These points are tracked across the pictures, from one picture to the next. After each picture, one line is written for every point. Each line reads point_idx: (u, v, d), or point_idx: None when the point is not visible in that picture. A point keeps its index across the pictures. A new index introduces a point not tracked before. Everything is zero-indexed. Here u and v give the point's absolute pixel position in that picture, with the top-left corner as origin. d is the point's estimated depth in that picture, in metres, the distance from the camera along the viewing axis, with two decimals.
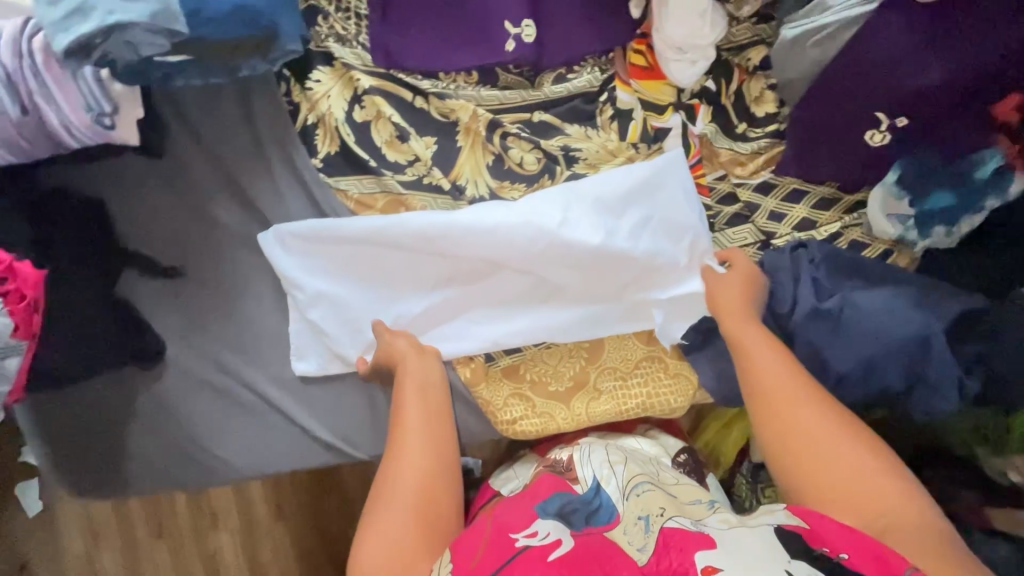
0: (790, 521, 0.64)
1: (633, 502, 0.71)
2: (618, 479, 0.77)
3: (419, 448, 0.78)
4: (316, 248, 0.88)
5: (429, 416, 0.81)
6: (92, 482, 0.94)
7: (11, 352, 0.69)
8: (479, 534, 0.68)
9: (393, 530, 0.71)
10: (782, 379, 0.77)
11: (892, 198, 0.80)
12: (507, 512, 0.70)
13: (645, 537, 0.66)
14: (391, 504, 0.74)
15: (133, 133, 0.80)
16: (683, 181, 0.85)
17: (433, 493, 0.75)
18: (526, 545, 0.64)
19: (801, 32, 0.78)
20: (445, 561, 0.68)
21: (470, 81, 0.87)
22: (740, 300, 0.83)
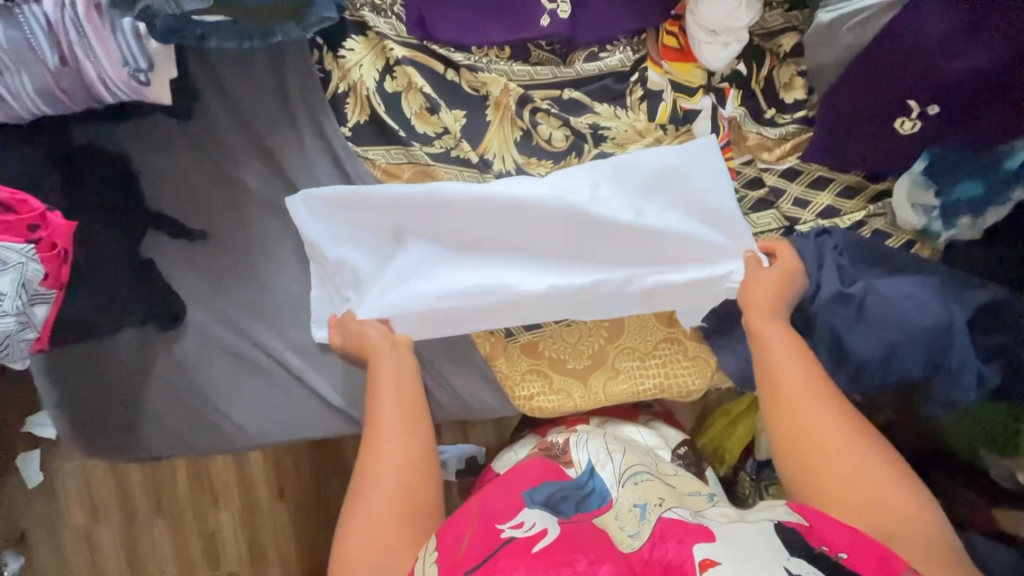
0: (791, 518, 0.60)
1: (631, 489, 0.72)
2: (615, 466, 0.77)
3: (396, 437, 0.75)
4: (344, 213, 0.88)
5: (408, 404, 0.78)
6: (106, 441, 0.94)
7: (39, 301, 0.68)
8: (464, 523, 0.64)
9: (375, 524, 0.69)
10: (786, 381, 0.75)
11: (918, 188, 0.81)
12: (491, 500, 0.67)
13: (638, 523, 0.65)
14: (376, 496, 0.71)
15: (166, 93, 0.79)
16: (714, 164, 0.86)
17: (416, 484, 0.72)
18: (511, 536, 0.60)
19: (836, 16, 0.78)
20: (430, 550, 0.63)
21: (502, 56, 0.88)
22: (772, 298, 0.81)
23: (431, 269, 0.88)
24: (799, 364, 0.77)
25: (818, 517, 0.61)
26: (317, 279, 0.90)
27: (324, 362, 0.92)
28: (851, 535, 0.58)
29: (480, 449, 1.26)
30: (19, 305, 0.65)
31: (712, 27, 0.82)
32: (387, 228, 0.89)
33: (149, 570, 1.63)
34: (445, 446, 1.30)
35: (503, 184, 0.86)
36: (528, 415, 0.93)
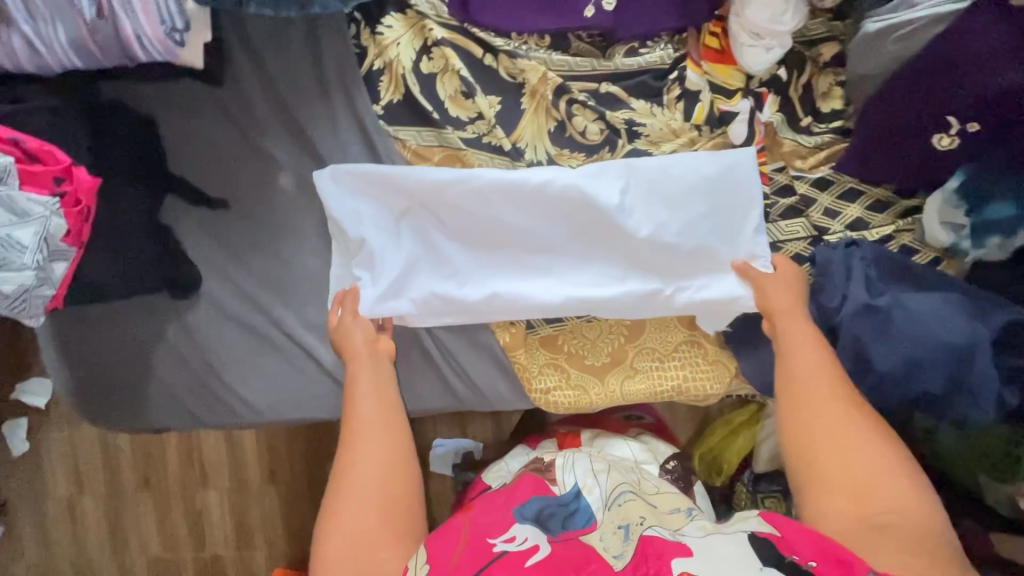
0: (763, 528, 0.57)
1: (615, 512, 0.65)
2: (602, 489, 0.69)
3: (375, 437, 0.75)
4: (372, 192, 0.86)
5: (388, 406, 0.79)
6: (109, 407, 0.93)
7: (58, 257, 0.66)
8: (455, 535, 0.62)
9: (352, 525, 0.69)
10: (798, 382, 0.76)
11: (948, 207, 0.80)
12: (483, 515, 0.64)
13: (623, 545, 0.60)
14: (355, 495, 0.71)
15: (199, 56, 0.77)
16: (744, 176, 0.85)
17: (397, 483, 0.73)
18: (504, 550, 0.60)
19: (883, 26, 0.77)
20: (421, 562, 0.61)
21: (542, 45, 0.88)
22: (792, 302, 0.81)
23: (447, 266, 0.87)
24: (815, 364, 0.77)
25: (790, 528, 0.57)
26: (338, 258, 0.88)
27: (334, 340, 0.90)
28: (825, 548, 0.54)
29: (477, 444, 1.23)
30: (39, 260, 0.63)
31: (756, 30, 0.82)
32: (413, 215, 0.87)
33: (131, 546, 1.59)
34: (443, 438, 1.27)
35: (530, 172, 0.85)
36: (542, 409, 0.92)
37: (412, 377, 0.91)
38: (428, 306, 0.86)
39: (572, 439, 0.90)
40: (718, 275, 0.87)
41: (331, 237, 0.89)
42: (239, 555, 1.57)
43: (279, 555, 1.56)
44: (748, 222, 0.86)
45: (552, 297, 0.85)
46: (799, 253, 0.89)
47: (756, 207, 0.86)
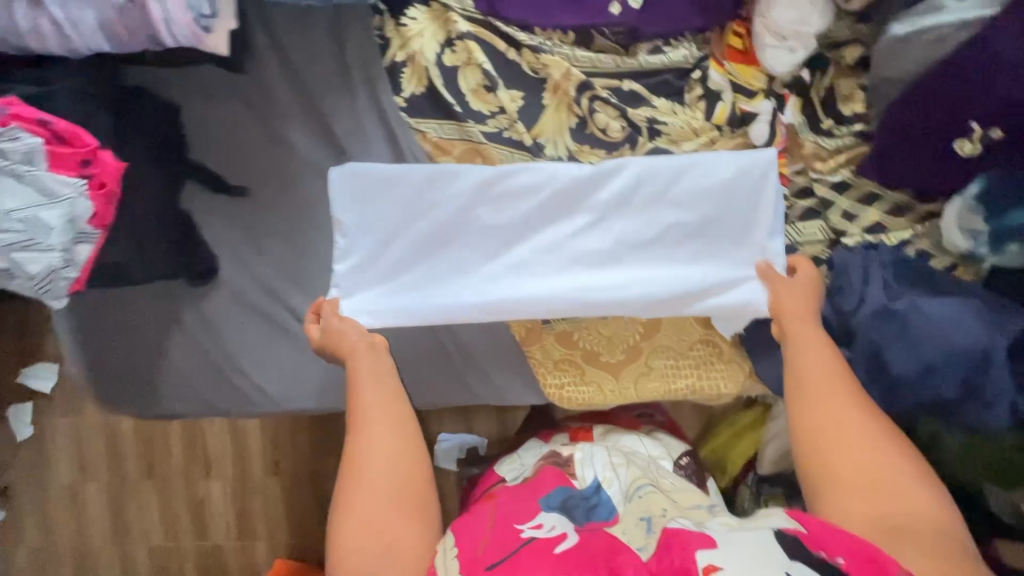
0: (789, 524, 0.57)
1: (635, 504, 0.67)
2: (621, 483, 0.73)
3: (378, 418, 0.72)
4: (388, 190, 0.85)
5: (391, 387, 0.75)
6: (122, 391, 0.93)
7: (82, 239, 0.66)
8: (484, 520, 0.64)
9: (361, 510, 0.66)
10: (813, 375, 0.73)
11: (967, 213, 0.80)
12: (510, 504, 0.66)
13: (646, 538, 0.60)
14: (361, 477, 0.68)
15: (225, 44, 0.76)
16: (764, 180, 0.85)
17: (403, 462, 0.69)
18: (532, 536, 0.59)
19: (911, 30, 0.77)
20: (449, 546, 0.62)
21: (565, 41, 0.88)
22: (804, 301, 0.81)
23: (454, 271, 0.87)
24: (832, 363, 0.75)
25: (817, 527, 0.57)
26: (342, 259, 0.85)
27: None
28: (852, 546, 0.54)
29: (482, 440, 1.23)
30: (65, 241, 0.64)
31: (781, 31, 0.82)
32: (424, 216, 0.86)
33: (133, 533, 1.59)
34: (447, 433, 1.26)
35: (553, 170, 0.86)
36: (557, 405, 0.93)
37: (428, 368, 0.92)
38: (433, 313, 0.86)
39: (585, 434, 0.88)
40: (735, 280, 0.86)
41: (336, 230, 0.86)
42: (240, 545, 1.56)
43: (279, 547, 1.55)
44: (767, 229, 0.86)
45: (565, 296, 0.85)
46: (816, 255, 0.90)
47: (777, 213, 0.85)
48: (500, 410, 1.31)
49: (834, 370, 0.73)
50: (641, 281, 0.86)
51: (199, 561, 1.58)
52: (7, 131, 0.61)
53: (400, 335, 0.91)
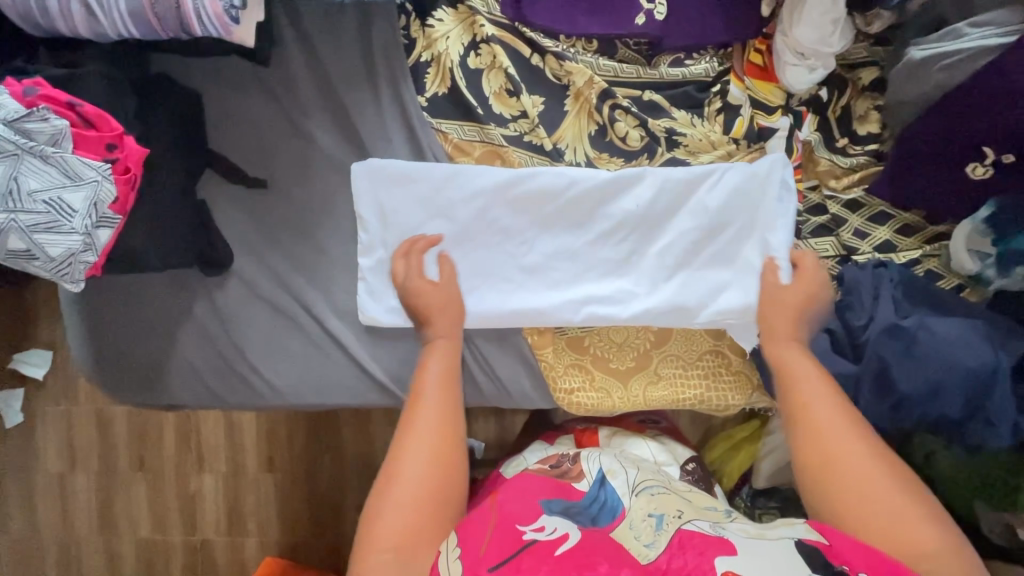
0: (812, 536, 0.59)
1: (644, 499, 0.66)
2: (629, 476, 0.70)
3: (425, 438, 0.71)
4: (409, 190, 0.86)
5: (448, 411, 0.74)
6: (128, 381, 0.92)
7: (104, 224, 0.65)
8: (484, 521, 0.62)
9: (393, 529, 0.64)
10: (812, 404, 0.72)
11: (976, 235, 0.81)
12: (511, 502, 0.64)
13: (655, 534, 0.61)
14: (399, 497, 0.66)
15: (252, 35, 0.77)
16: (766, 182, 0.86)
17: (442, 488, 0.68)
18: (534, 539, 0.59)
19: (931, 54, 0.78)
20: (452, 546, 0.62)
21: (589, 49, 0.89)
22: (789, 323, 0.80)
23: (469, 274, 0.87)
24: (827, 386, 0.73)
25: (835, 534, 0.60)
26: (362, 258, 0.88)
27: (361, 327, 0.90)
28: (869, 559, 0.58)
29: (478, 441, 1.22)
30: (88, 225, 0.63)
31: (802, 50, 0.83)
32: (441, 217, 0.87)
33: (121, 526, 1.56)
34: None
35: (574, 174, 0.86)
36: (565, 410, 0.92)
37: None
38: None
39: (590, 437, 0.91)
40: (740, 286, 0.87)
41: (358, 227, 0.88)
42: (230, 542, 1.53)
43: (270, 544, 1.52)
44: (770, 230, 0.86)
45: (576, 302, 0.87)
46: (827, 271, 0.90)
47: (785, 213, 0.86)
48: (500, 413, 1.30)
49: (828, 398, 0.71)
50: (649, 284, 0.88)
51: (187, 556, 1.55)
52: (36, 111, 0.60)
53: (409, 335, 0.90)
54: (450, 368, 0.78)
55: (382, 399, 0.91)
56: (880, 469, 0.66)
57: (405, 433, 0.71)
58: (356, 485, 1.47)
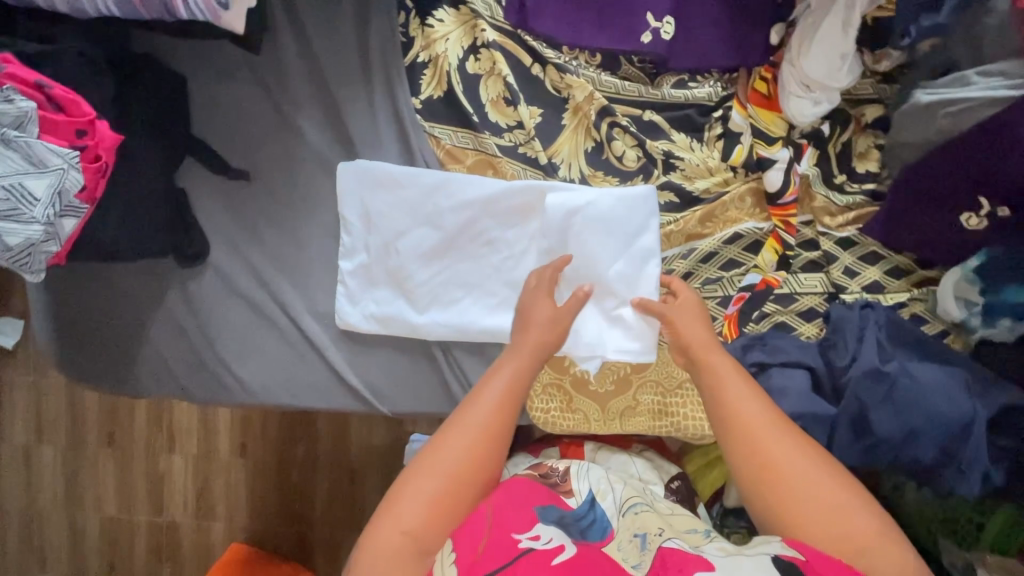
0: (789, 551, 0.56)
1: (630, 519, 0.69)
2: (615, 496, 0.73)
3: (477, 431, 0.66)
4: (395, 196, 0.84)
5: (508, 414, 0.68)
6: (95, 367, 0.89)
7: (69, 213, 0.62)
8: (480, 519, 0.60)
9: (417, 512, 0.61)
10: (744, 411, 0.67)
11: (965, 282, 0.80)
12: (507, 505, 0.62)
13: (640, 555, 0.62)
14: (429, 482, 0.63)
15: (242, 22, 0.73)
16: (625, 217, 0.83)
17: (474, 485, 0.64)
18: (529, 547, 0.57)
19: (936, 99, 0.76)
20: (447, 549, 0.58)
21: (591, 63, 0.87)
22: (702, 327, 0.75)
23: (449, 285, 0.85)
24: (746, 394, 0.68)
25: (814, 554, 0.56)
26: (343, 261, 0.86)
27: (336, 329, 0.87)
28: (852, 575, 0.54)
29: None
30: (50, 215, 0.60)
31: (807, 82, 0.81)
32: (426, 225, 0.85)
33: (86, 502, 1.53)
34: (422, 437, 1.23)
35: (562, 191, 0.83)
36: (541, 429, 0.92)
37: (410, 378, 0.88)
38: (423, 327, 0.85)
39: (576, 448, 0.89)
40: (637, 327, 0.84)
41: (343, 229, 0.86)
42: (197, 525, 1.51)
43: (237, 530, 1.49)
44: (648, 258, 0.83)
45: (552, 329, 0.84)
46: (814, 308, 0.89)
47: (653, 245, 0.83)
48: None
49: (758, 404, 0.67)
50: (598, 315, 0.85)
51: (152, 537, 1.52)
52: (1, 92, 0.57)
53: (384, 342, 0.88)
54: (521, 376, 0.71)
55: (355, 405, 0.88)
56: (814, 470, 0.63)
57: (461, 410, 0.68)
58: (328, 477, 1.44)
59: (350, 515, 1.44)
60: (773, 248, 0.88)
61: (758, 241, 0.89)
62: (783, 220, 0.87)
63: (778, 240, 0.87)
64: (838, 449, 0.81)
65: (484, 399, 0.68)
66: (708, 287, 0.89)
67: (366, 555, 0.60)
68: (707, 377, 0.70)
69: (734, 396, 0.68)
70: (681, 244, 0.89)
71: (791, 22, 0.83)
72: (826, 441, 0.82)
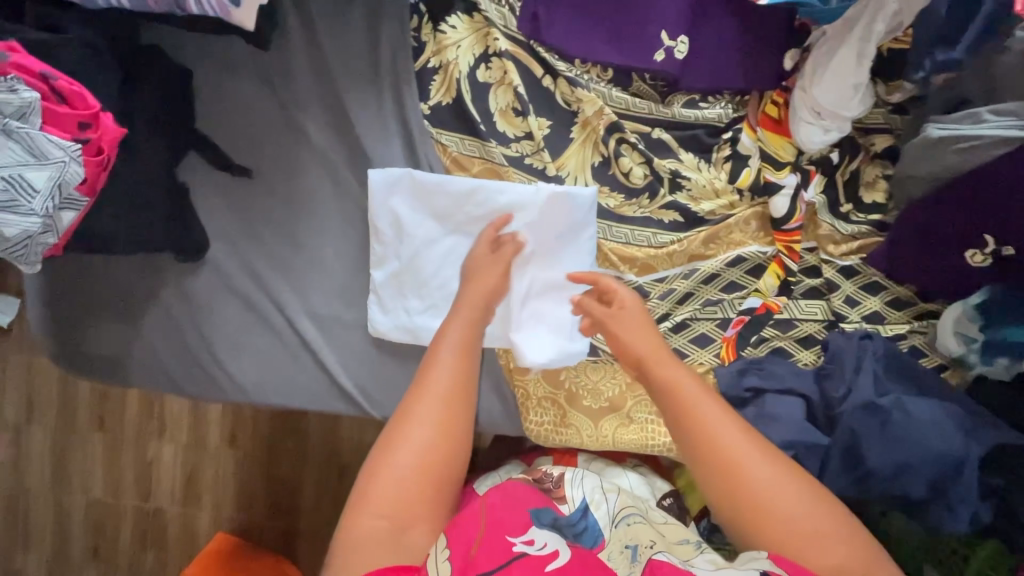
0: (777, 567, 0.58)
1: (622, 531, 0.71)
2: (610, 506, 0.76)
3: (434, 402, 0.68)
4: (426, 206, 0.84)
5: (465, 379, 0.71)
6: (89, 357, 0.88)
7: (68, 206, 0.62)
8: (475, 518, 0.59)
9: (390, 494, 0.63)
10: (701, 417, 0.67)
11: (965, 319, 0.80)
12: (503, 508, 0.61)
13: (630, 566, 0.64)
14: (396, 462, 0.65)
15: (253, 18, 0.72)
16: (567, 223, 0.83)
17: (443, 459, 0.66)
18: (523, 552, 0.56)
19: (949, 134, 0.75)
20: (440, 546, 0.59)
21: (603, 78, 0.86)
22: (642, 332, 0.76)
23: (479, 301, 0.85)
24: (710, 404, 0.68)
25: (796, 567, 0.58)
26: (375, 271, 0.85)
27: (332, 330, 0.87)
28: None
29: None
30: (49, 207, 0.59)
31: (819, 110, 0.80)
32: (456, 232, 0.84)
33: (73, 484, 1.53)
34: None
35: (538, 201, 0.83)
36: (534, 442, 0.91)
37: (404, 385, 0.87)
38: None
39: (569, 457, 0.91)
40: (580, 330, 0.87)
41: (371, 235, 0.85)
42: (183, 513, 1.50)
43: (223, 521, 1.49)
44: (584, 216, 0.83)
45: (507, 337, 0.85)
46: (813, 335, 0.89)
47: (590, 214, 0.84)
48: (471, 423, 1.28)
49: (716, 410, 0.68)
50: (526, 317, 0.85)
51: (138, 522, 1.52)
52: (4, 81, 0.57)
53: (380, 346, 0.87)
54: (469, 340, 0.74)
55: (347, 408, 0.88)
56: (788, 490, 0.64)
57: (416, 395, 0.68)
58: (317, 473, 1.44)
59: (336, 510, 1.43)
60: (775, 273, 0.88)
61: (760, 265, 0.89)
62: (787, 246, 0.87)
63: (780, 266, 0.88)
64: (827, 479, 0.81)
65: (435, 382, 0.69)
66: (707, 308, 0.89)
67: (347, 546, 0.62)
68: (671, 403, 0.69)
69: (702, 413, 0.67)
70: (683, 264, 0.89)
71: (806, 48, 0.83)
72: (817, 470, 0.82)
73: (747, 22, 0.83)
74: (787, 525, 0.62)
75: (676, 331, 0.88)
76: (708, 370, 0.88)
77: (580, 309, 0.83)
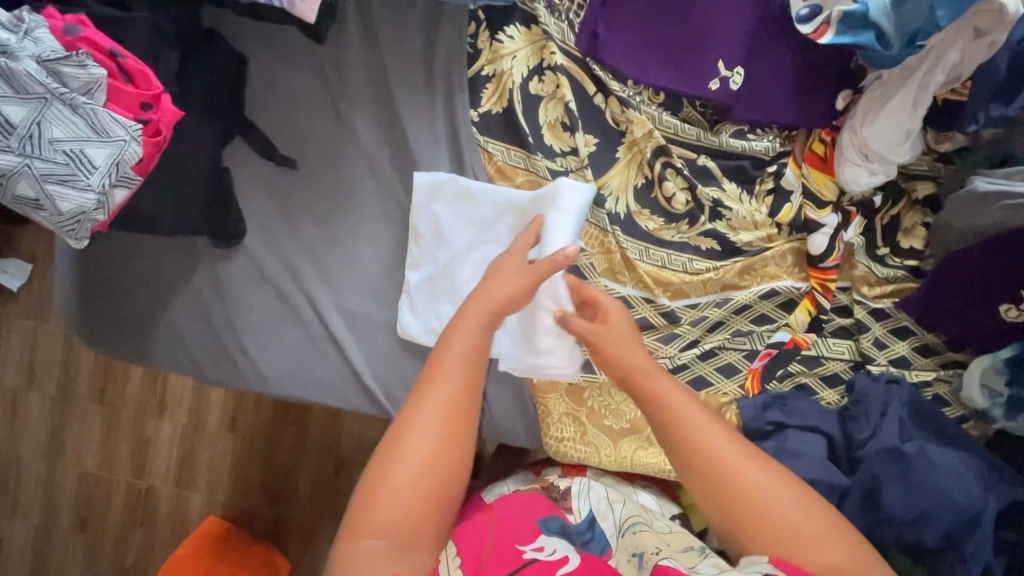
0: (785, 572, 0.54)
1: (628, 539, 0.73)
2: (616, 516, 0.77)
3: (435, 409, 0.65)
4: (468, 213, 0.83)
5: (470, 386, 0.67)
6: (110, 332, 0.88)
7: (122, 183, 0.63)
8: (482, 534, 0.65)
9: (394, 505, 0.62)
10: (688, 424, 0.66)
11: (992, 370, 0.80)
12: (509, 522, 0.67)
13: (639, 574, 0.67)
14: (399, 470, 0.63)
15: (312, 12, 0.74)
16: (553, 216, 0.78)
17: (451, 464, 0.65)
18: (533, 558, 0.60)
19: (994, 189, 0.74)
20: (451, 553, 0.65)
21: (654, 101, 0.87)
22: (638, 351, 0.71)
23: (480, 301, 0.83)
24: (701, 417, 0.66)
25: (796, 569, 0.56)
26: (411, 273, 0.85)
27: (360, 327, 0.86)
28: None
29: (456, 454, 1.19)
30: (105, 183, 0.61)
31: (867, 152, 0.81)
32: (492, 241, 0.83)
33: (67, 454, 1.51)
34: None
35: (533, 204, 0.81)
36: (551, 458, 0.91)
37: None
38: None
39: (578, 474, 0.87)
40: (551, 339, 0.82)
41: (409, 236, 0.85)
42: (176, 494, 1.48)
43: (215, 504, 1.47)
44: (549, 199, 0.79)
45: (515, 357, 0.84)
46: (839, 373, 0.89)
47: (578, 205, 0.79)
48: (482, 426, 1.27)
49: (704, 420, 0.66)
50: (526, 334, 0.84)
51: (129, 499, 1.50)
52: (75, 56, 0.58)
53: (406, 348, 0.87)
54: (478, 337, 0.69)
55: (367, 406, 0.88)
56: (790, 501, 0.62)
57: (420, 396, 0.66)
58: (315, 462, 1.42)
59: (331, 498, 1.42)
60: (806, 310, 0.88)
61: (792, 299, 0.89)
62: (821, 284, 0.87)
63: (813, 302, 0.88)
64: None
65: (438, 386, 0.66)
66: (736, 338, 0.89)
67: (357, 556, 0.61)
68: (658, 413, 0.67)
69: (678, 417, 0.66)
70: (716, 292, 0.89)
71: (857, 90, 0.84)
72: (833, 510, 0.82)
73: (804, 61, 0.83)
74: (791, 532, 0.60)
75: (702, 359, 0.88)
76: (731, 401, 0.88)
77: (563, 322, 0.76)
